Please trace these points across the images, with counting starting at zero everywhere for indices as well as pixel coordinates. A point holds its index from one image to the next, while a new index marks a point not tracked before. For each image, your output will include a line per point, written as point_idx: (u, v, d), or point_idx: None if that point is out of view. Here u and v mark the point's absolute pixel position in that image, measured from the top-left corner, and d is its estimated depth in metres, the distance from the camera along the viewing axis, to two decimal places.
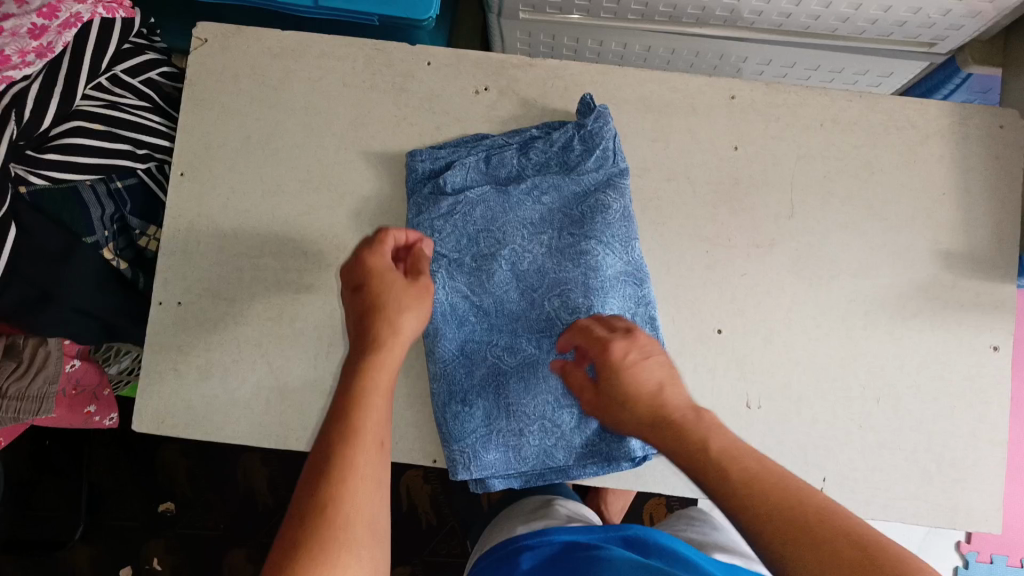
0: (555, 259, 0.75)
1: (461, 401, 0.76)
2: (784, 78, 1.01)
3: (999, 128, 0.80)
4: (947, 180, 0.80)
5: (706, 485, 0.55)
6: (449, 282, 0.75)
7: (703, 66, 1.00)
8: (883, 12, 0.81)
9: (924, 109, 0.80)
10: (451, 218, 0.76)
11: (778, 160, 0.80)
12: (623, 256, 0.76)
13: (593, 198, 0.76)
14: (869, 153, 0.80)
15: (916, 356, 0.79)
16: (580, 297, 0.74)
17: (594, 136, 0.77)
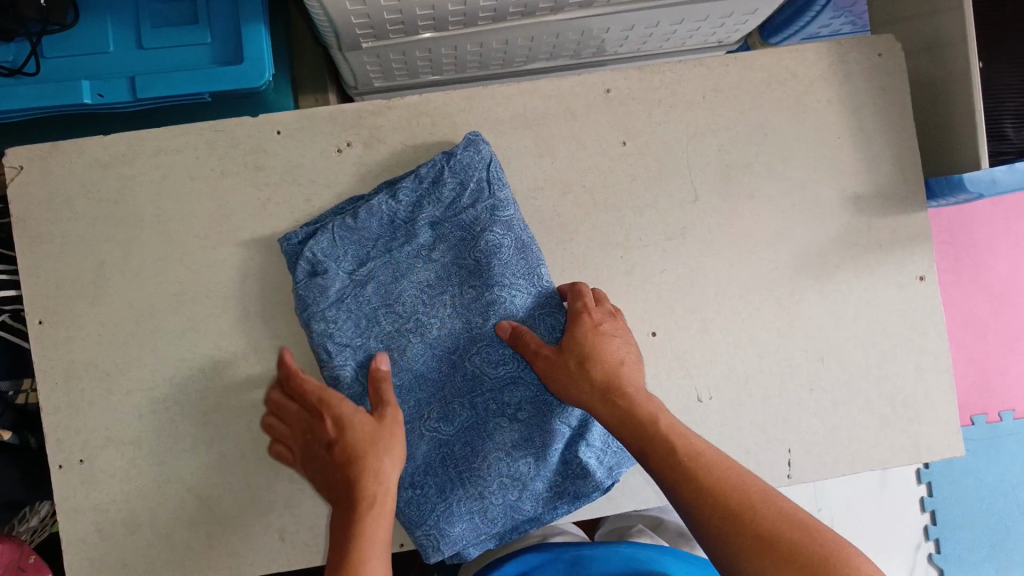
0: (464, 317, 0.71)
1: (411, 484, 0.72)
2: (650, 38, 0.94)
3: (878, 57, 0.77)
4: (840, 123, 0.77)
5: (653, 457, 0.62)
6: (360, 371, 0.71)
7: (567, 46, 0.92)
8: None
9: (802, 56, 0.77)
10: (344, 304, 0.70)
11: (670, 146, 0.76)
12: (530, 291, 0.71)
13: (483, 239, 0.70)
14: (758, 115, 0.76)
15: (850, 307, 0.75)
16: (499, 348, 0.72)
17: (467, 167, 0.71)
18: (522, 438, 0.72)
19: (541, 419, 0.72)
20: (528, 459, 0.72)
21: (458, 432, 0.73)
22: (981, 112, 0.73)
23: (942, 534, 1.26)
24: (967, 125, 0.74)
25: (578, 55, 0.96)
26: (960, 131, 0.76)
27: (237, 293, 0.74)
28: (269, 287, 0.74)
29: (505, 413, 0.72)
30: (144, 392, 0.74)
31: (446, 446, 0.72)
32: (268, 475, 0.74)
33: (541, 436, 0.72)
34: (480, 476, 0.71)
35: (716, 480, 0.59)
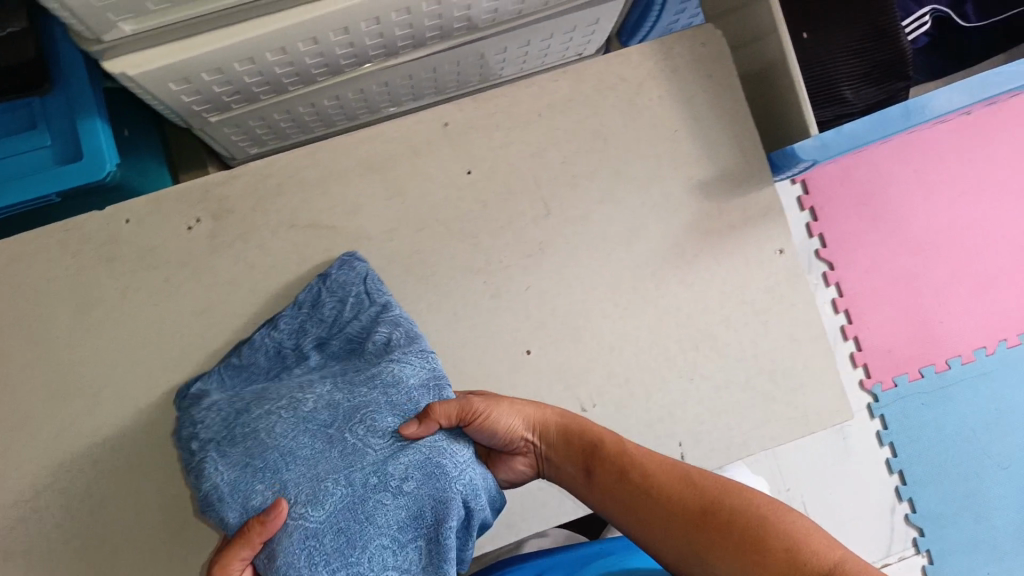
0: (345, 388, 0.63)
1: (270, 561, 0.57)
2: (504, 60, 1.00)
3: (702, 47, 0.80)
4: (675, 117, 0.79)
5: (602, 476, 0.64)
6: (220, 461, 0.59)
7: (424, 82, 0.97)
8: None
9: (627, 59, 0.80)
10: (215, 407, 0.65)
11: (514, 166, 0.78)
12: (423, 365, 0.65)
13: (373, 336, 0.67)
14: (595, 122, 0.79)
15: (715, 292, 0.77)
16: (386, 417, 0.62)
17: (343, 285, 0.71)
18: (410, 515, 0.59)
19: (433, 489, 0.60)
20: (417, 543, 0.60)
21: (333, 516, 0.58)
22: (801, 83, 0.75)
23: (903, 466, 1.46)
24: (794, 101, 0.76)
25: (441, 88, 1.02)
26: (791, 106, 0.77)
27: (109, 385, 0.74)
28: (139, 373, 0.74)
29: (388, 488, 0.59)
30: (26, 501, 0.72)
31: (322, 538, 0.57)
32: (164, 563, 0.73)
33: (432, 510, 0.60)
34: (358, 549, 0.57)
35: (660, 486, 0.61)
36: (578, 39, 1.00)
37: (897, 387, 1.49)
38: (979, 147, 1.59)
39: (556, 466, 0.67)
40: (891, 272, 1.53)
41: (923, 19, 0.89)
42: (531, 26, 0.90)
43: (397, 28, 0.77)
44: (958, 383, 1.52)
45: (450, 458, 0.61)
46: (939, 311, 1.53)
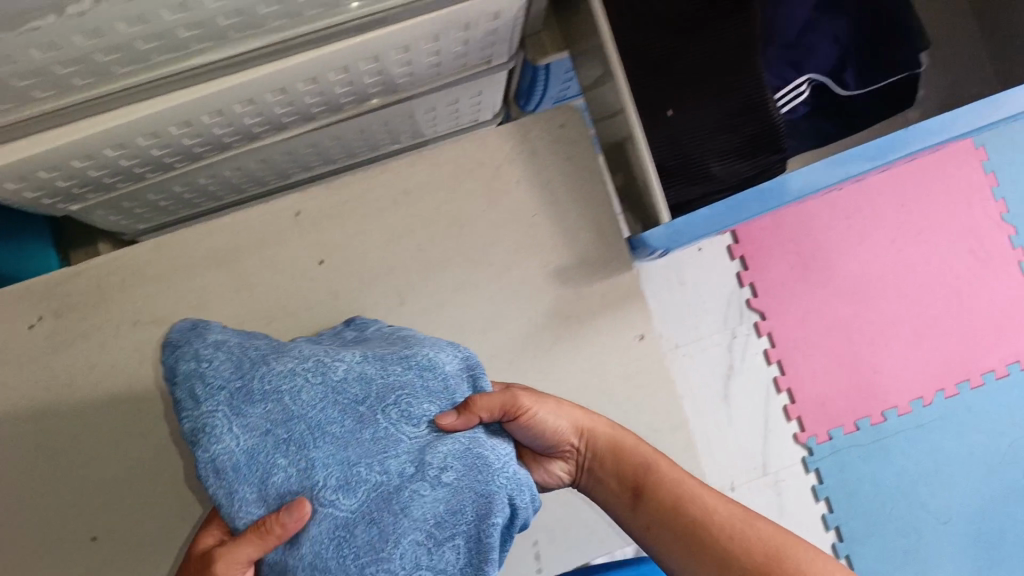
0: (375, 362, 0.56)
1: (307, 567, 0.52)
2: (389, 134, 0.98)
3: (560, 128, 0.78)
4: (532, 201, 0.77)
5: (649, 515, 0.66)
6: (234, 421, 0.51)
7: (304, 160, 0.94)
8: (412, 67, 0.78)
9: (485, 141, 0.78)
10: (225, 346, 0.54)
11: (367, 258, 0.76)
12: (456, 354, 0.61)
13: (396, 333, 0.64)
14: (452, 207, 0.77)
15: (574, 381, 0.75)
16: (426, 403, 0.57)
17: (363, 327, 0.68)
18: (449, 513, 0.54)
19: (476, 481, 0.55)
20: (456, 541, 0.54)
21: (366, 510, 0.53)
22: (651, 165, 0.74)
23: (840, 521, 1.48)
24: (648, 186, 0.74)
25: (327, 164, 0.99)
26: (650, 189, 0.76)
27: None
28: None
29: (426, 476, 0.54)
30: None
31: (355, 530, 0.52)
32: None
33: (473, 505, 0.55)
34: (396, 544, 0.52)
35: (715, 526, 0.64)
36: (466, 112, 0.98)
37: (833, 441, 1.50)
38: (923, 188, 1.55)
39: (598, 480, 0.70)
40: (823, 320, 1.51)
41: (800, 88, 0.87)
42: (406, 103, 0.88)
43: (245, 117, 0.74)
44: (894, 434, 1.51)
45: (490, 450, 0.57)
46: (873, 359, 1.52)
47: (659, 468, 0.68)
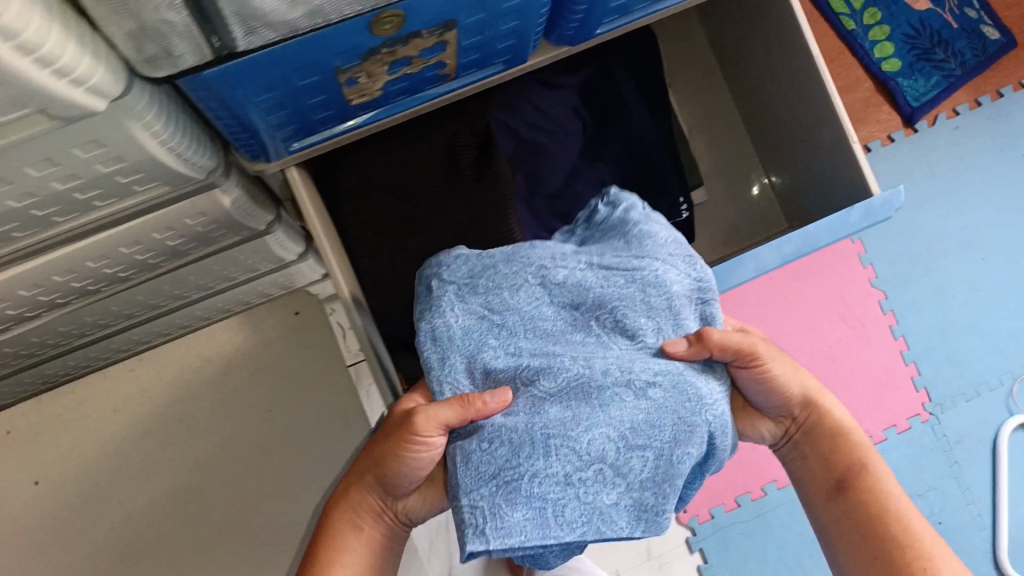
0: (602, 274, 0.58)
1: (506, 491, 0.51)
2: (174, 328, 0.87)
3: None
4: None
5: (860, 510, 0.58)
6: (458, 304, 0.57)
7: (75, 365, 0.85)
8: (128, 268, 0.71)
9: None
10: (467, 251, 0.59)
11: None
12: (687, 270, 0.60)
13: (631, 224, 0.62)
14: None
15: None
16: (643, 318, 0.57)
17: (619, 220, 0.63)
18: (646, 424, 0.53)
19: (678, 403, 0.53)
20: (645, 453, 0.52)
21: (558, 408, 0.54)
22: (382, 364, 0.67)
23: None
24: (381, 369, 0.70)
25: (110, 361, 0.88)
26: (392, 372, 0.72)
27: None
28: None
29: (632, 386, 0.54)
30: None
31: (548, 409, 0.54)
32: None
33: (673, 424, 0.53)
34: (575, 454, 0.52)
35: (918, 547, 0.55)
36: (255, 283, 0.86)
37: None
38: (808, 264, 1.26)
39: (803, 458, 0.63)
40: None
41: None
42: (160, 296, 0.79)
43: None
44: (776, 509, 1.15)
45: (693, 386, 0.54)
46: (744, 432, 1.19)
47: (864, 457, 0.60)
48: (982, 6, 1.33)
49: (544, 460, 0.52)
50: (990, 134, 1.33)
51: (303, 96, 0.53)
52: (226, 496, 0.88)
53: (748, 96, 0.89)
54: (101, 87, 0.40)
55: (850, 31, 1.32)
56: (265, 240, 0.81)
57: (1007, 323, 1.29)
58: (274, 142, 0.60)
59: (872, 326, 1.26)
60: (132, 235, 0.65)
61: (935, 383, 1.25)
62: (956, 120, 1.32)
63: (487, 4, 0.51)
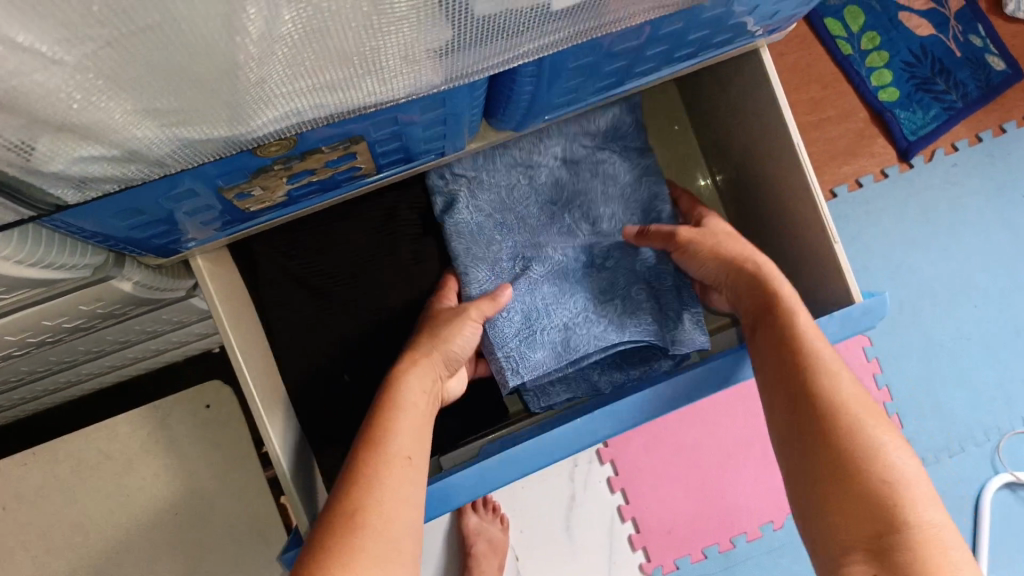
0: (572, 170, 0.70)
1: (524, 338, 0.65)
2: (80, 352, 0.82)
3: (206, 409, 0.65)
4: (172, 496, 0.65)
5: (772, 360, 0.54)
6: (472, 203, 0.68)
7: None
8: (21, 342, 0.63)
9: (112, 430, 0.65)
10: (478, 159, 0.68)
11: None
12: (634, 163, 0.71)
13: (598, 139, 0.71)
14: (75, 510, 0.64)
15: None
16: (604, 208, 0.70)
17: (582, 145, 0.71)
18: (612, 287, 0.68)
19: (642, 271, 0.68)
20: (617, 302, 0.67)
21: (570, 317, 0.66)
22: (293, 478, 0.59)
23: None
24: (294, 476, 0.60)
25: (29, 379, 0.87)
26: (310, 481, 0.63)
27: None
28: None
29: (596, 262, 0.69)
30: None
31: (542, 287, 0.67)
32: None
33: (639, 286, 0.68)
34: (568, 309, 0.67)
35: (813, 355, 0.52)
36: (167, 314, 0.80)
37: None
38: None
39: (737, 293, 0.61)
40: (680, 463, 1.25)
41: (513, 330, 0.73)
42: (60, 344, 0.73)
43: None
44: (746, 562, 1.10)
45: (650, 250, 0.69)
46: (716, 485, 1.11)
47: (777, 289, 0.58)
48: (988, 34, 1.20)
49: (548, 318, 0.66)
50: (991, 175, 1.19)
51: (191, 214, 0.47)
52: None
53: (721, 154, 0.79)
54: None
55: (845, 56, 1.18)
56: (182, 292, 0.74)
57: (1009, 371, 1.16)
58: (170, 244, 0.53)
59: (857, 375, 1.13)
60: (17, 327, 0.58)
61: (918, 436, 1.13)
62: (955, 157, 1.19)
63: (400, 117, 0.44)
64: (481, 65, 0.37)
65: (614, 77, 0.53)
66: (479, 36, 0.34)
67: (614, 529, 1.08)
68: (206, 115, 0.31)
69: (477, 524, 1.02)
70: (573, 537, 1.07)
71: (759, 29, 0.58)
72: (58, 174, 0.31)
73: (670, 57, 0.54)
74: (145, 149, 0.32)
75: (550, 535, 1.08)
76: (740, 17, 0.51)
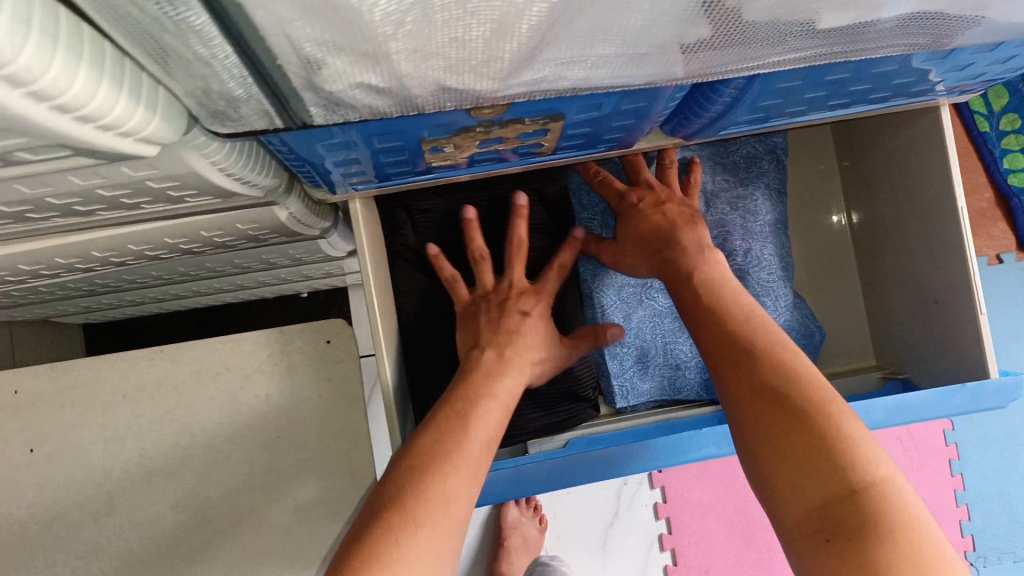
0: (714, 203, 0.72)
1: (638, 361, 0.74)
2: (203, 266, 0.85)
3: (327, 344, 0.67)
4: (278, 421, 0.67)
5: (721, 370, 0.48)
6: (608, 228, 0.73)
7: (112, 282, 0.86)
8: (171, 244, 0.67)
9: (236, 345, 0.67)
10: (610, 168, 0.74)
11: (79, 456, 0.66)
12: (776, 203, 0.74)
13: (747, 164, 0.74)
14: (187, 412, 0.67)
15: None
16: (739, 241, 0.71)
17: (729, 171, 0.73)
18: None
19: None
20: None
21: (675, 353, 0.75)
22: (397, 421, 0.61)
23: None
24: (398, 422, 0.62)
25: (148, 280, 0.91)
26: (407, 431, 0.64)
27: None
28: None
29: None
30: None
31: (662, 317, 0.74)
32: None
33: None
34: (679, 345, 0.75)
35: (775, 357, 0.46)
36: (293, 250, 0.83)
37: None
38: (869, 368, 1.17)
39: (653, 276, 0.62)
40: None
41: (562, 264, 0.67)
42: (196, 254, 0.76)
43: None
44: None
45: (772, 297, 0.72)
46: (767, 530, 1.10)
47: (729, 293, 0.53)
48: None
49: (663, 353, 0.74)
50: None
51: (382, 155, 0.49)
52: (226, 517, 0.66)
53: (867, 200, 0.78)
54: (156, 137, 0.36)
55: (980, 133, 1.10)
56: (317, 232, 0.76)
57: None
58: (342, 181, 0.55)
59: (933, 462, 1.09)
60: (184, 229, 0.62)
61: (985, 532, 1.09)
62: None
63: (604, 105, 0.45)
64: (717, 67, 0.38)
65: (805, 105, 0.53)
66: (733, 42, 0.35)
67: (652, 554, 1.08)
68: (476, 68, 0.33)
69: (514, 519, 1.05)
70: (608, 551, 1.07)
71: (952, 88, 0.57)
72: (328, 92, 0.33)
73: (861, 98, 0.54)
74: (406, 87, 0.33)
75: (582, 547, 1.08)
76: (943, 75, 0.52)
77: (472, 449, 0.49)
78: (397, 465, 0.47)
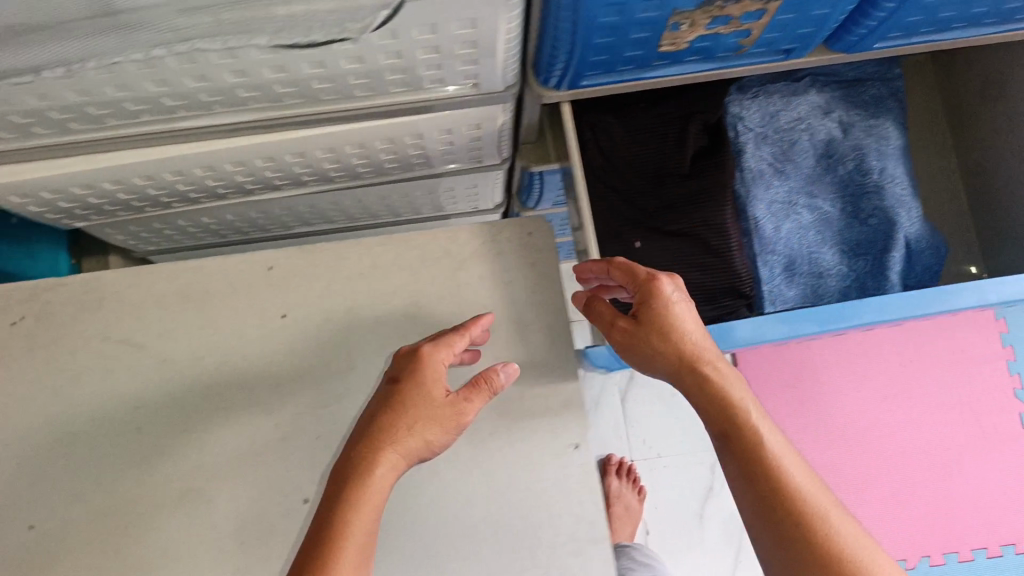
0: (851, 131, 0.86)
1: (786, 267, 0.83)
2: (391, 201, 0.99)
3: (530, 235, 0.79)
4: (491, 298, 0.78)
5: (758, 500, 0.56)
6: (759, 151, 0.84)
7: (310, 214, 1.00)
8: (404, 149, 0.80)
9: (455, 235, 0.80)
10: (758, 100, 0.86)
11: (323, 321, 0.77)
12: (899, 133, 0.87)
13: (876, 100, 0.88)
14: (414, 288, 0.78)
15: (504, 474, 0.72)
16: (876, 162, 0.85)
17: (862, 107, 0.87)
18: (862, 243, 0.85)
19: (888, 226, 0.83)
20: (863, 258, 0.84)
21: (818, 262, 0.84)
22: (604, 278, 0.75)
23: None
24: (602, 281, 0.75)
25: (333, 220, 1.04)
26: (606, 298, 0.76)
27: None
28: None
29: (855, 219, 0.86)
30: None
31: (807, 229, 0.84)
32: None
33: (883, 242, 0.83)
34: (821, 255, 0.84)
35: (810, 501, 0.55)
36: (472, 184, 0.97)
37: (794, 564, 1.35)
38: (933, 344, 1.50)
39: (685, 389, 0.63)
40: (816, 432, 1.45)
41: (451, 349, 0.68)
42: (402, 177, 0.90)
43: (232, 169, 0.77)
44: None
45: (905, 210, 0.84)
46: None
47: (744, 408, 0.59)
48: None
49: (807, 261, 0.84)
50: None
51: (632, 32, 0.62)
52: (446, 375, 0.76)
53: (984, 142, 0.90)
54: None
55: None
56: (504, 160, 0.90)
57: None
58: (576, 72, 0.68)
59: None
60: (427, 126, 0.75)
61: None
62: None
63: None
64: None
65: (955, 11, 0.66)
66: None
67: None
68: None
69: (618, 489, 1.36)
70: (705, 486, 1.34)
71: None
72: None
73: (997, 8, 0.67)
74: None
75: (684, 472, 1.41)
76: None
77: (360, 528, 0.56)
78: (321, 528, 0.56)
